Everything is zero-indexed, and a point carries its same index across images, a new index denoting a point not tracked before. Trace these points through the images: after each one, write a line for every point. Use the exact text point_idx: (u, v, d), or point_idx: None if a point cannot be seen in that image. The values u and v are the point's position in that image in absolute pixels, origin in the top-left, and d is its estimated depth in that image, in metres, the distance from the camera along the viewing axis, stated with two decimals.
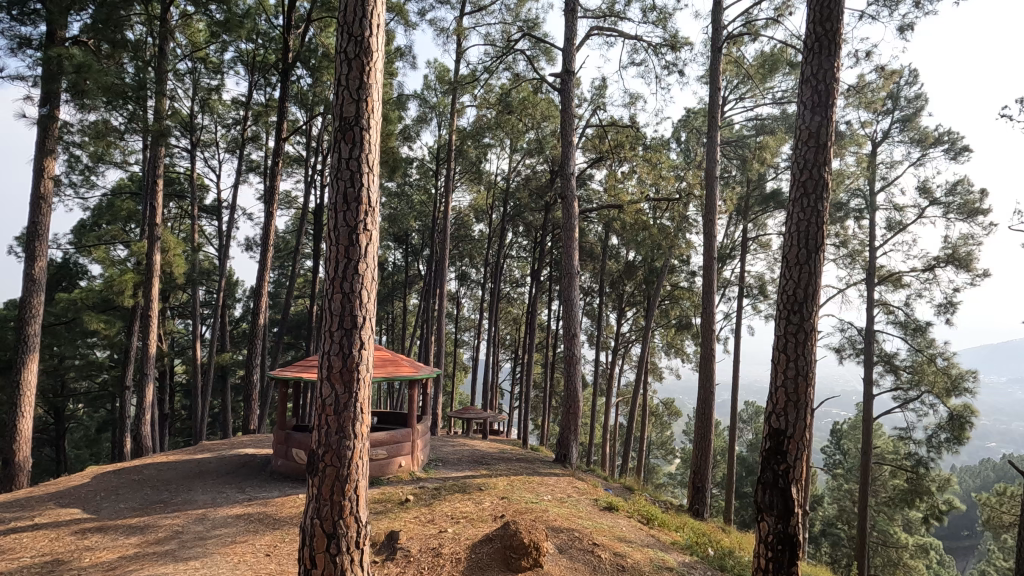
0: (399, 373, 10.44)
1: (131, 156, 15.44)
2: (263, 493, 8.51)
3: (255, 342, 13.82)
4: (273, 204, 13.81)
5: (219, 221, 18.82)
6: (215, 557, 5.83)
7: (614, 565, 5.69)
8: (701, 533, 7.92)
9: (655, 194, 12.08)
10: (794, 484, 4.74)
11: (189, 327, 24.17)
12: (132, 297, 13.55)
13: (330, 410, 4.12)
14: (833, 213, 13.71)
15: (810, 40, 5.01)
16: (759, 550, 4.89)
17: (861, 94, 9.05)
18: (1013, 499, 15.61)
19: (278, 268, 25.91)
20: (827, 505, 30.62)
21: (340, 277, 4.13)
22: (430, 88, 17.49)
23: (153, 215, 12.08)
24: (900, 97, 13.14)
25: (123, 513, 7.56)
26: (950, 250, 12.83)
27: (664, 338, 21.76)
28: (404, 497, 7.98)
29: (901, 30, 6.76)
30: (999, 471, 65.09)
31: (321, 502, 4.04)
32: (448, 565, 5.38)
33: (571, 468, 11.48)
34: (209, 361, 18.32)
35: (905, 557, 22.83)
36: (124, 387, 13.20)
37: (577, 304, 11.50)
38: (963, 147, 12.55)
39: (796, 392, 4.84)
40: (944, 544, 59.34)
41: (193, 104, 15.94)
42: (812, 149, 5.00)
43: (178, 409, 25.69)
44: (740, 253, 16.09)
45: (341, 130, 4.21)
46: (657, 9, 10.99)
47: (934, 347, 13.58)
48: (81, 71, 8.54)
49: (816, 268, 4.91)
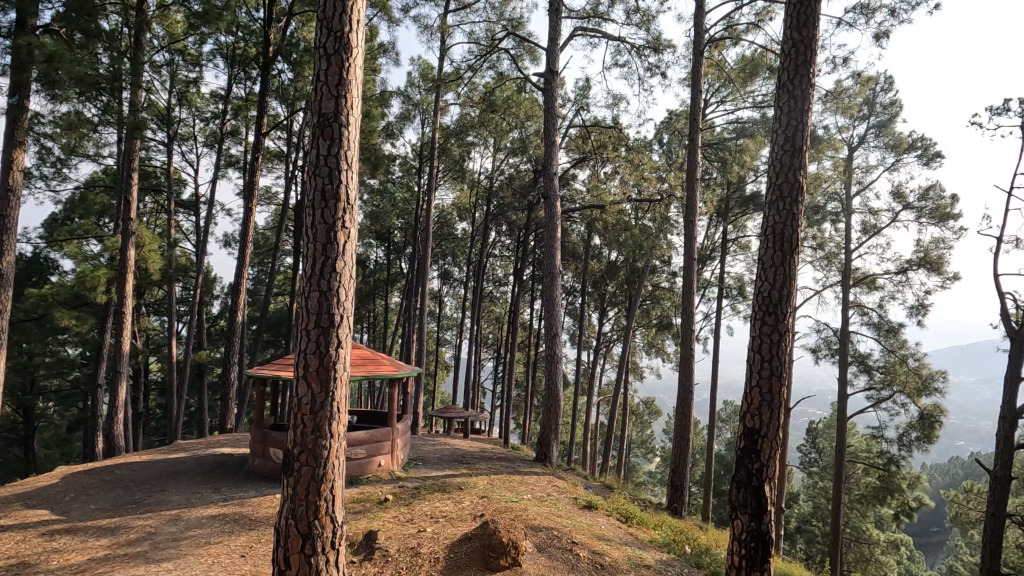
0: (380, 373, 10.29)
1: (105, 148, 15.09)
2: (239, 493, 8.38)
3: (234, 339, 13.54)
4: (253, 198, 13.54)
5: (196, 217, 18.46)
6: (189, 558, 5.75)
7: (593, 564, 5.73)
8: (680, 531, 8.01)
9: (637, 195, 12.16)
10: (767, 482, 4.82)
11: (164, 324, 23.71)
12: (106, 294, 13.22)
13: (306, 409, 4.06)
14: (809, 215, 13.96)
15: (788, 46, 5.08)
16: (733, 549, 4.96)
17: (838, 99, 9.28)
18: (980, 495, 16.02)
19: (257, 265, 25.51)
20: (803, 503, 31.23)
21: (317, 275, 4.09)
22: (414, 85, 17.42)
23: (127, 209, 11.80)
24: (876, 103, 13.43)
25: (94, 513, 7.39)
26: (922, 253, 13.16)
27: (645, 338, 22.10)
28: (384, 497, 7.90)
29: (877, 38, 6.97)
30: (969, 469, 66.83)
31: (296, 502, 3.99)
32: (426, 565, 5.35)
33: (552, 467, 11.52)
34: (185, 359, 17.91)
35: (877, 554, 23.37)
36: (96, 386, 12.86)
37: (560, 304, 11.51)
38: (936, 153, 12.89)
39: (770, 392, 4.90)
40: (914, 539, 60.98)
41: (170, 97, 15.66)
42: (788, 153, 5.08)
43: (153, 408, 25.25)
44: (719, 253, 16.30)
45: (319, 126, 4.16)
46: (641, 11, 11.08)
47: (906, 348, 13.94)
48: (52, 61, 8.30)
49: (792, 270, 5.00)
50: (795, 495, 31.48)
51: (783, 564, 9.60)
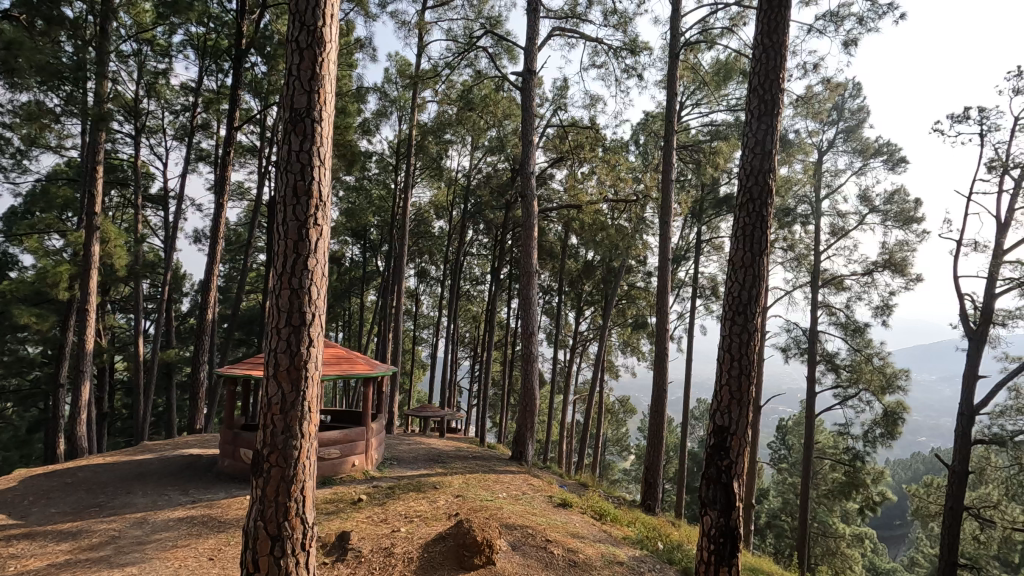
0: (355, 372, 10.16)
1: (68, 140, 14.60)
2: (208, 495, 8.20)
3: (204, 337, 13.22)
4: (224, 194, 13.24)
5: (165, 212, 17.99)
6: (154, 562, 5.60)
7: (567, 561, 5.76)
8: (652, 527, 8.09)
9: (613, 195, 12.26)
10: (736, 479, 4.92)
11: (130, 321, 23.07)
12: (68, 290, 12.77)
13: (276, 410, 4.00)
14: (781, 217, 14.30)
15: (758, 51, 5.19)
16: (701, 544, 5.04)
17: (807, 104, 9.54)
18: (940, 488, 16.60)
19: (229, 262, 24.99)
20: (774, 498, 31.94)
21: (288, 272, 4.01)
22: (390, 81, 17.25)
23: (91, 203, 11.45)
24: (844, 109, 13.84)
25: (55, 517, 7.14)
26: (887, 255, 13.59)
27: (621, 337, 22.47)
28: (357, 497, 7.81)
29: (845, 45, 7.14)
30: (929, 464, 69.36)
31: (265, 504, 3.92)
32: (400, 565, 5.32)
33: (527, 465, 11.57)
34: (153, 358, 17.39)
35: (843, 547, 24.02)
36: (58, 385, 12.43)
37: (536, 303, 11.54)
38: (900, 158, 13.34)
39: (739, 390, 5.01)
40: (878, 533, 63.13)
41: (137, 88, 15.25)
42: (758, 157, 5.17)
43: (118, 408, 24.55)
44: (693, 254, 16.57)
45: (291, 122, 4.08)
46: (618, 13, 11.19)
47: (871, 347, 14.34)
48: (11, 48, 8.00)
49: (761, 270, 5.10)
50: (765, 491, 32.19)
51: (752, 559, 9.80)
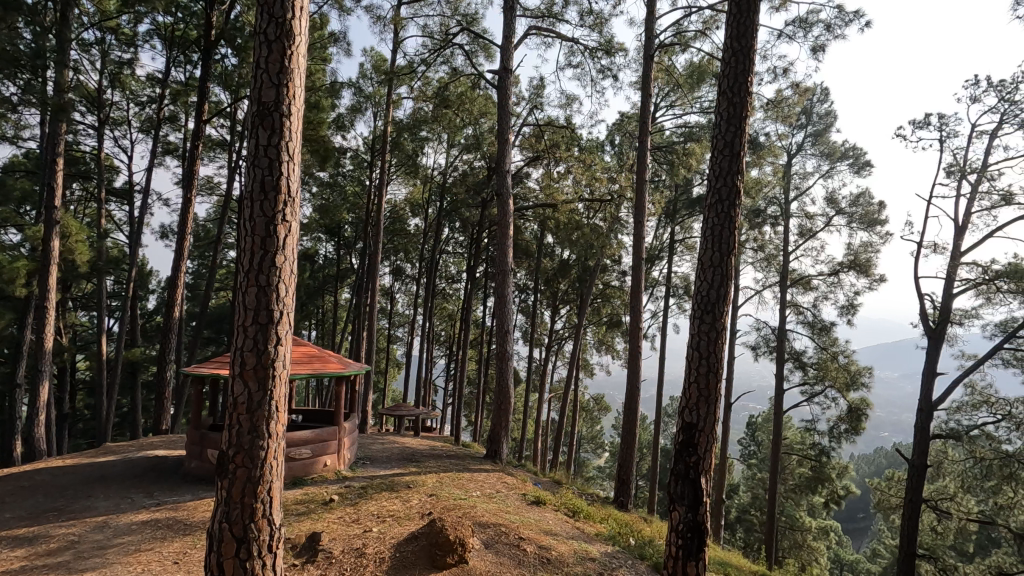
0: (326, 370, 10.03)
1: (24, 130, 14.01)
2: (174, 497, 7.99)
3: (171, 335, 12.86)
4: (193, 188, 12.88)
5: (130, 206, 17.45)
6: (116, 567, 5.43)
7: (538, 559, 5.78)
8: (624, 523, 8.18)
9: (588, 195, 12.35)
10: (703, 474, 5.02)
11: (92, 319, 22.31)
12: (25, 287, 12.25)
13: (242, 409, 3.91)
14: (751, 218, 14.59)
15: (728, 55, 5.29)
16: (670, 539, 5.11)
17: (777, 107, 9.76)
18: (899, 482, 17.20)
19: (197, 258, 24.37)
20: (743, 493, 32.62)
21: (255, 269, 3.93)
22: (365, 77, 17.03)
23: (51, 197, 11.02)
24: (812, 113, 14.19)
25: (10, 523, 6.86)
26: (852, 256, 14.00)
27: (596, 335, 22.71)
28: (328, 497, 7.72)
29: (814, 51, 7.29)
30: (891, 457, 71.79)
31: (231, 505, 3.84)
32: (370, 565, 5.27)
33: (501, 464, 11.58)
34: (116, 356, 16.81)
35: (809, 540, 24.70)
36: (14, 386, 11.93)
37: (511, 303, 11.55)
38: (865, 162, 13.76)
39: (706, 386, 5.10)
40: (842, 526, 65.01)
41: (100, 78, 14.76)
42: (726, 158, 5.26)
43: (79, 409, 23.74)
44: (667, 253, 16.82)
45: (258, 116, 4.00)
46: (594, 13, 11.25)
47: (837, 346, 14.72)
48: None
49: (728, 270, 5.20)
50: (735, 487, 32.83)
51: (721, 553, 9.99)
